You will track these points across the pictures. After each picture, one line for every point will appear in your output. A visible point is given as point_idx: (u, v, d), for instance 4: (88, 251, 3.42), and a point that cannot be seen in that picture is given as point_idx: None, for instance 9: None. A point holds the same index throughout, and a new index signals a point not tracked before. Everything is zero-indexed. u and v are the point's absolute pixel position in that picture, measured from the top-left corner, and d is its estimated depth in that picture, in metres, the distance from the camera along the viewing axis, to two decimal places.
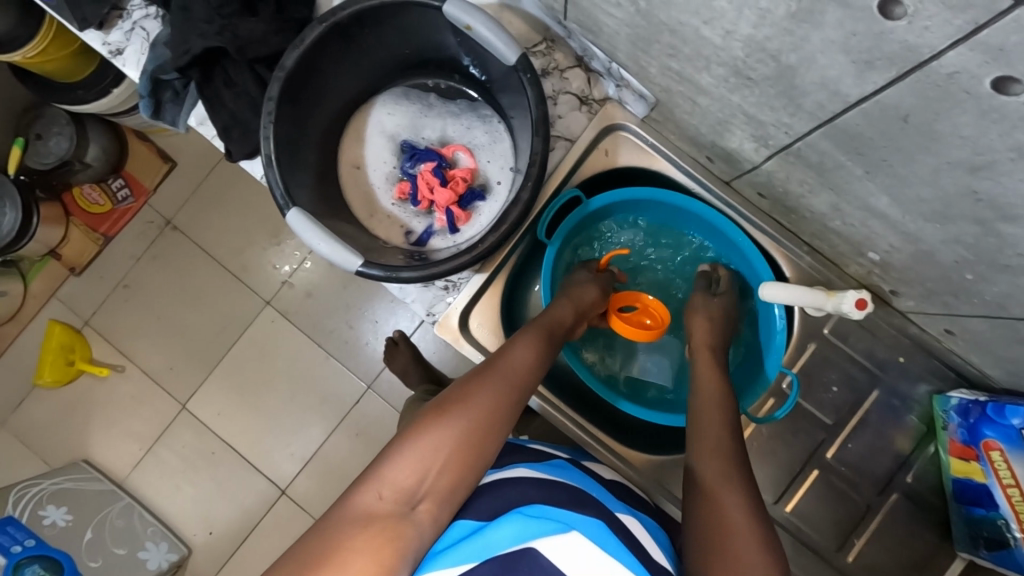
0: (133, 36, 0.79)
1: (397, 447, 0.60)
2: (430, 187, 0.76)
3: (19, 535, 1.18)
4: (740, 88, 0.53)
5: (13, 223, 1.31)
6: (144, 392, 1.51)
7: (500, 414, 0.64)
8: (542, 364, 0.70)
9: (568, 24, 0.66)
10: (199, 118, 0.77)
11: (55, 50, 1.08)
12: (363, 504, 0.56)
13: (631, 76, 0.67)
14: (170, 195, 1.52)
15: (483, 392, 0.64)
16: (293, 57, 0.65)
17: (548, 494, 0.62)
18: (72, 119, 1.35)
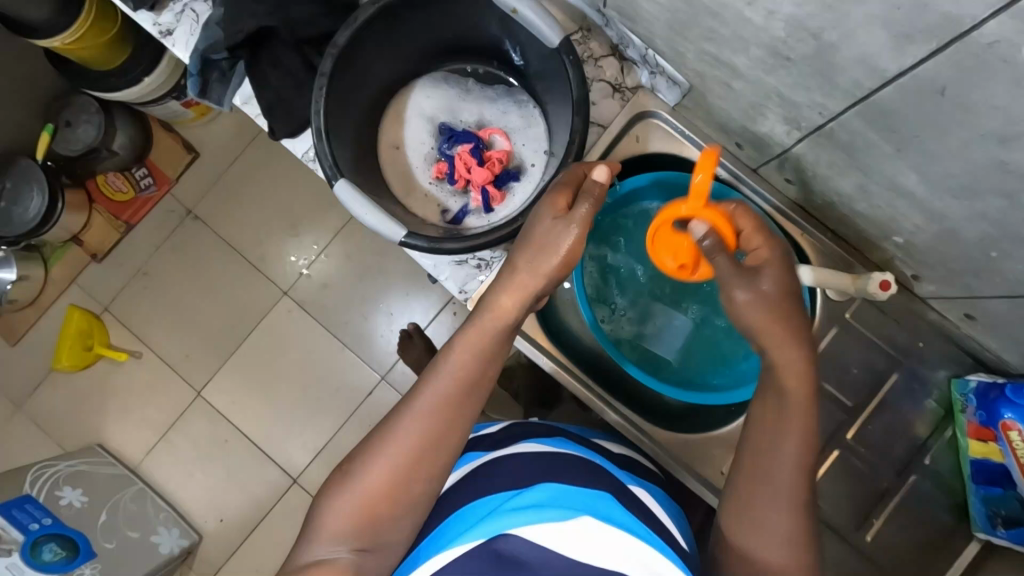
0: (184, 17, 0.81)
1: (328, 497, 0.62)
2: (467, 166, 0.79)
3: (37, 513, 1.18)
4: (777, 69, 0.55)
5: (39, 208, 1.35)
6: (160, 379, 1.52)
7: (423, 444, 0.62)
8: (470, 375, 0.64)
9: (607, 12, 0.69)
10: (244, 98, 0.79)
11: (92, 38, 1.11)
12: (303, 559, 0.59)
13: (667, 63, 0.70)
14: (192, 185, 1.54)
15: (405, 432, 0.62)
16: (345, 36, 0.68)
17: (561, 475, 0.66)
18: (100, 108, 1.38)
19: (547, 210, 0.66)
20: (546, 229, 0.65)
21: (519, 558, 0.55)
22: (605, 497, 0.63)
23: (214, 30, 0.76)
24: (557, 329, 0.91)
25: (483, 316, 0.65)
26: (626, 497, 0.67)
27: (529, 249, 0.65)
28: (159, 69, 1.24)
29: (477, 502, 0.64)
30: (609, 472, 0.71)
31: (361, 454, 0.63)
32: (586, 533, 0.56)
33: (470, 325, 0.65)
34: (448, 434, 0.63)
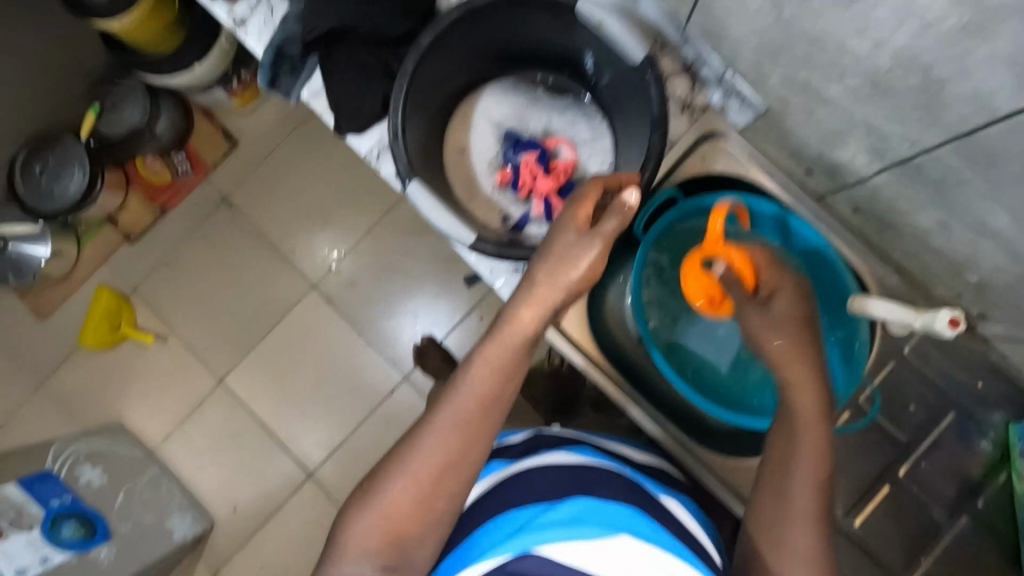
0: (259, 9, 0.80)
1: (355, 513, 0.64)
2: (533, 175, 0.82)
3: (58, 490, 1.18)
4: (872, 99, 0.56)
5: (78, 186, 1.36)
6: (183, 364, 1.52)
7: (445, 461, 0.63)
8: (490, 392, 0.64)
9: (688, 30, 0.70)
10: (314, 91, 0.79)
11: (151, 22, 1.12)
12: (333, 572, 0.62)
13: (743, 83, 0.72)
14: (228, 173, 1.55)
15: (427, 451, 0.63)
16: (428, 37, 0.69)
17: (589, 485, 0.67)
18: (147, 91, 1.38)
19: (568, 227, 0.65)
20: (570, 243, 0.64)
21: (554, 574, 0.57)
22: (634, 510, 0.64)
23: (293, 25, 0.77)
24: (605, 339, 0.88)
25: (503, 332, 0.65)
26: (657, 509, 0.67)
27: (549, 262, 0.64)
28: (211, 57, 1.25)
29: (510, 512, 0.65)
30: (639, 484, 0.71)
31: (384, 470, 0.64)
32: (618, 550, 0.59)
33: (490, 342, 0.65)
34: (470, 451, 0.64)
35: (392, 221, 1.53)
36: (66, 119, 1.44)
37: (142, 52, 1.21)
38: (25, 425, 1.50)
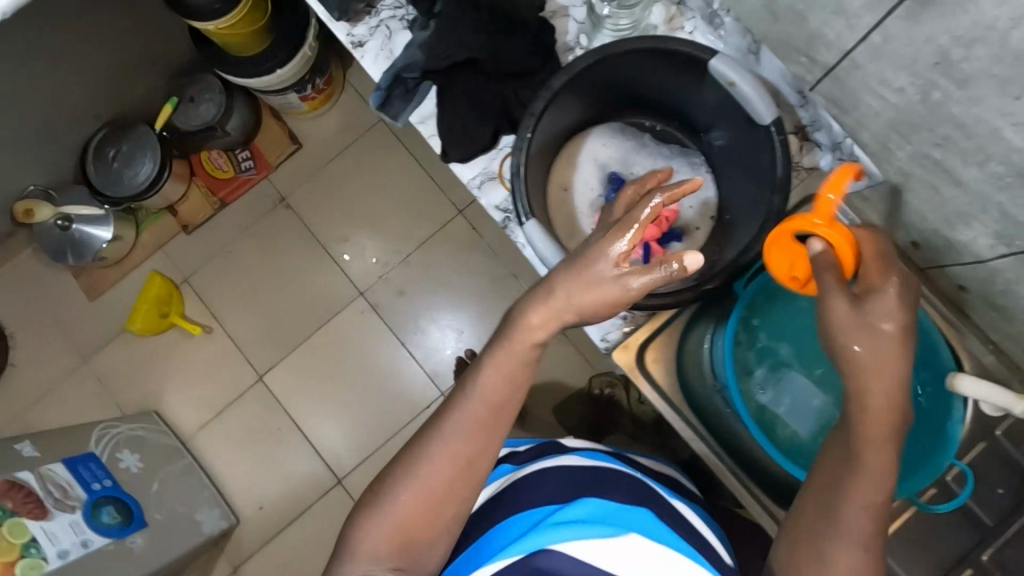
0: (377, 32, 0.82)
1: (365, 517, 0.65)
2: (634, 219, 0.80)
3: (99, 473, 1.19)
4: (1013, 187, 0.56)
5: (148, 174, 1.40)
6: (225, 357, 1.53)
7: (454, 467, 0.64)
8: (498, 398, 0.65)
9: (811, 95, 0.72)
10: (423, 117, 0.82)
11: (244, 25, 1.15)
12: (344, 575, 0.63)
13: (864, 154, 0.71)
14: (290, 174, 1.57)
15: (436, 458, 0.64)
16: (560, 80, 0.71)
17: (602, 488, 0.67)
18: (223, 88, 1.42)
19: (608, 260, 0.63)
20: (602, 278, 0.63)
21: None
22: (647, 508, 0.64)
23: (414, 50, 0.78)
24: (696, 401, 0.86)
25: (513, 337, 0.66)
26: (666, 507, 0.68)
27: (568, 277, 0.65)
28: (291, 64, 1.28)
29: (527, 510, 0.65)
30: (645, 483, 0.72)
31: (391, 479, 0.65)
32: (632, 548, 0.56)
33: (501, 348, 0.66)
34: (479, 456, 0.64)
35: (445, 236, 1.54)
36: (141, 107, 1.47)
37: (232, 53, 1.24)
38: (65, 401, 1.52)
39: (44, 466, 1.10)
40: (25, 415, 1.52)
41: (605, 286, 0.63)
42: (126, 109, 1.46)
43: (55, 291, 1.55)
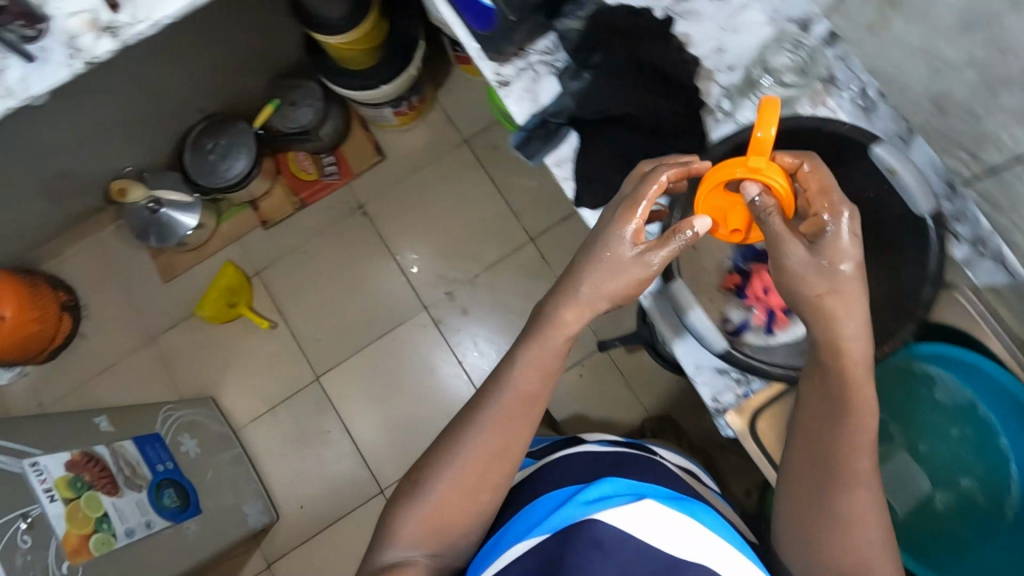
0: (525, 73, 0.75)
1: (402, 509, 0.67)
2: (765, 286, 0.78)
3: (162, 454, 1.21)
4: None
5: (242, 169, 1.45)
6: (286, 353, 1.56)
7: (488, 461, 0.66)
8: (529, 390, 0.67)
9: (963, 188, 0.64)
10: (559, 159, 0.75)
11: (362, 41, 1.20)
12: (380, 563, 0.65)
13: (1012, 253, 0.65)
14: (371, 183, 1.61)
15: (467, 459, 0.66)
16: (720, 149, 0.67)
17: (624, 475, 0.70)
18: (323, 96, 1.47)
19: (625, 243, 0.64)
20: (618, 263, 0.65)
21: (618, 547, 0.55)
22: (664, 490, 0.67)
23: (566, 100, 0.73)
24: None
25: (545, 334, 0.67)
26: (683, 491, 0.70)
27: (597, 271, 0.65)
28: (396, 81, 1.31)
29: (549, 496, 0.67)
30: (658, 467, 0.75)
31: (423, 475, 0.67)
32: (651, 514, 0.57)
33: (533, 343, 0.68)
34: (510, 449, 0.67)
35: (514, 262, 1.55)
36: (241, 103, 1.53)
37: (341, 66, 1.29)
38: (127, 375, 1.57)
39: (118, 442, 1.12)
40: (88, 385, 1.56)
41: (620, 270, 0.64)
42: (228, 104, 1.51)
43: (132, 268, 1.61)
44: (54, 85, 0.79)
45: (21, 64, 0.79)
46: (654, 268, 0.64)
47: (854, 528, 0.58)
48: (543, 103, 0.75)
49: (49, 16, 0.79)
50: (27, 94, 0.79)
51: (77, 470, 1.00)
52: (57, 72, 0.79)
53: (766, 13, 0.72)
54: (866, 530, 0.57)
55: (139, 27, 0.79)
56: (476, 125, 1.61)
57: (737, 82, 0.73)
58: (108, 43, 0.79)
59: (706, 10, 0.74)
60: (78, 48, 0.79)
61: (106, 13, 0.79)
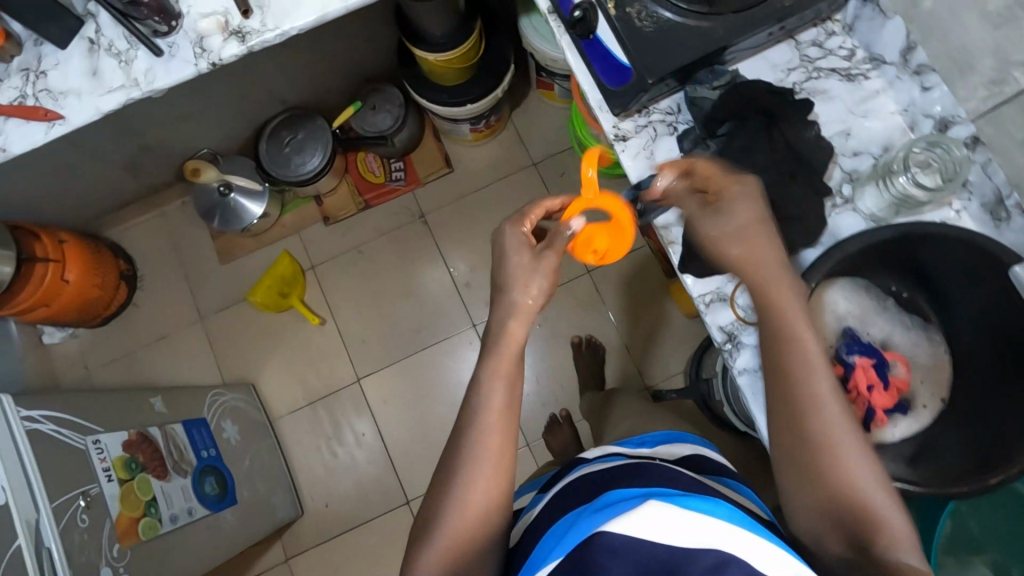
0: (644, 131, 0.74)
1: (418, 554, 0.66)
2: (869, 384, 0.66)
3: (206, 440, 1.22)
4: None
5: (316, 165, 1.46)
6: (331, 351, 1.57)
7: (483, 478, 0.67)
8: (497, 393, 0.69)
9: None
10: (666, 222, 0.75)
11: (458, 61, 1.21)
12: None
13: None
14: (436, 194, 1.61)
15: (462, 494, 0.66)
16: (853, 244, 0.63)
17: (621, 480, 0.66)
18: (404, 104, 1.48)
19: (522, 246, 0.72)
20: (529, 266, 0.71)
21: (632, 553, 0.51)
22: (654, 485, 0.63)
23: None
24: None
25: (500, 348, 0.70)
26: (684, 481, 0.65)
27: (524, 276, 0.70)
28: (481, 102, 1.31)
29: (559, 527, 0.62)
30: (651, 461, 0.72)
31: (427, 527, 0.67)
32: (656, 514, 0.52)
33: (491, 362, 0.70)
34: (495, 456, 0.68)
35: (569, 291, 1.53)
36: (322, 100, 1.54)
37: (438, 82, 1.29)
38: (174, 351, 1.59)
39: (170, 424, 1.14)
40: (136, 354, 1.59)
41: (531, 275, 0.70)
42: (309, 99, 1.53)
43: (192, 246, 1.63)
44: (176, 81, 0.81)
45: (148, 56, 0.81)
46: (555, 257, 0.71)
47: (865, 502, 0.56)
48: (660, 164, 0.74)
49: (181, 13, 0.81)
50: (150, 86, 0.80)
51: (133, 451, 1.01)
52: (181, 68, 0.80)
53: (900, 101, 0.71)
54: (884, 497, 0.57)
55: (267, 35, 0.80)
56: (548, 150, 1.60)
57: (861, 168, 0.72)
58: (235, 47, 0.80)
59: (837, 90, 0.74)
60: (205, 48, 0.80)
61: (237, 17, 0.80)
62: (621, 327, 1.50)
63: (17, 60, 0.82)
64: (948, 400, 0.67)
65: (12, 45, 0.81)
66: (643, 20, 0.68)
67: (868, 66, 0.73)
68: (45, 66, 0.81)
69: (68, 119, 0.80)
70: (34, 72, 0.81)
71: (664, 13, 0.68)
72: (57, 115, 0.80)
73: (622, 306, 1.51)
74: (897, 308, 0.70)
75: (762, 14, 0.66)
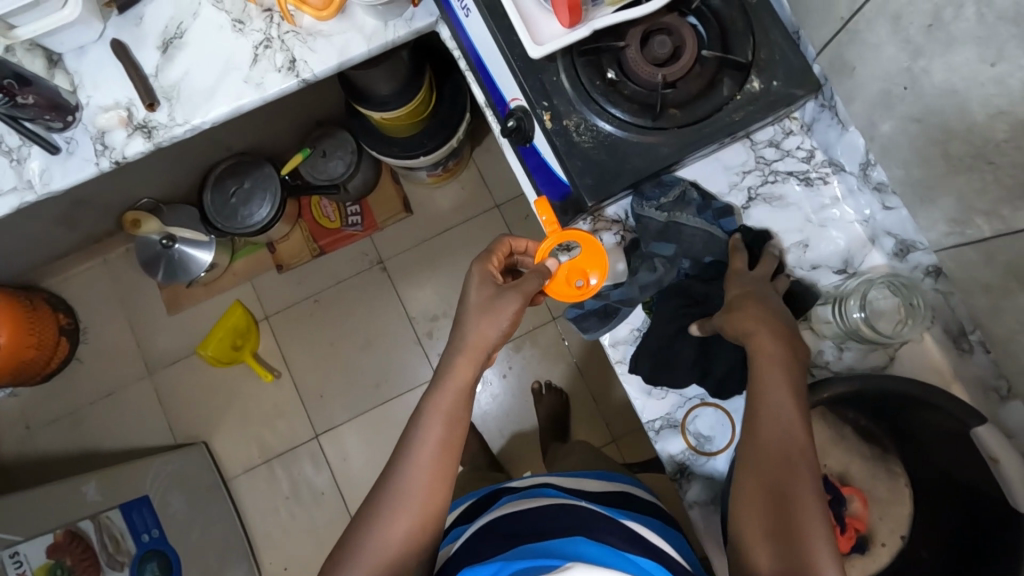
0: None
1: None
2: None
3: (149, 521, 1.14)
4: None
5: (264, 216, 1.37)
6: (288, 406, 1.51)
7: (411, 513, 0.60)
8: (443, 423, 0.63)
9: None
10: (615, 341, 0.69)
11: (407, 117, 1.13)
12: None
13: None
14: (394, 238, 1.54)
15: (382, 533, 0.59)
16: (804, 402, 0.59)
17: (546, 524, 0.61)
18: (357, 149, 1.40)
19: (485, 284, 0.65)
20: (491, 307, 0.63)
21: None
22: (579, 535, 0.58)
23: (634, 289, 0.68)
24: None
25: (444, 382, 0.64)
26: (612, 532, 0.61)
27: (477, 306, 0.64)
28: (435, 153, 1.24)
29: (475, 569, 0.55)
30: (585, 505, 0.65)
31: (335, 568, 0.59)
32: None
33: (434, 397, 0.64)
34: (421, 488, 0.61)
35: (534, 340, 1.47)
36: (269, 144, 1.45)
37: (393, 135, 1.21)
38: (122, 408, 1.51)
39: (105, 512, 1.07)
40: (81, 414, 1.51)
41: (489, 311, 0.63)
42: (255, 144, 1.44)
43: (139, 296, 1.55)
44: (75, 181, 0.73)
45: (43, 153, 0.73)
46: (520, 300, 0.64)
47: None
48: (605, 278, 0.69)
49: (79, 105, 0.73)
50: (45, 188, 0.73)
51: (58, 555, 0.96)
52: (80, 168, 0.73)
53: (860, 211, 0.66)
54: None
55: (176, 130, 0.73)
56: (511, 192, 1.53)
57: (819, 284, 0.67)
58: (140, 144, 0.73)
59: (795, 196, 0.68)
60: (106, 144, 0.73)
61: (142, 110, 0.73)
62: (587, 380, 1.43)
63: None
64: (908, 540, 0.63)
65: None
66: (582, 134, 0.62)
67: (827, 170, 0.68)
68: None
69: None
70: None
71: (603, 126, 0.62)
72: None
73: (588, 358, 1.44)
74: (856, 438, 0.66)
75: (709, 129, 0.61)
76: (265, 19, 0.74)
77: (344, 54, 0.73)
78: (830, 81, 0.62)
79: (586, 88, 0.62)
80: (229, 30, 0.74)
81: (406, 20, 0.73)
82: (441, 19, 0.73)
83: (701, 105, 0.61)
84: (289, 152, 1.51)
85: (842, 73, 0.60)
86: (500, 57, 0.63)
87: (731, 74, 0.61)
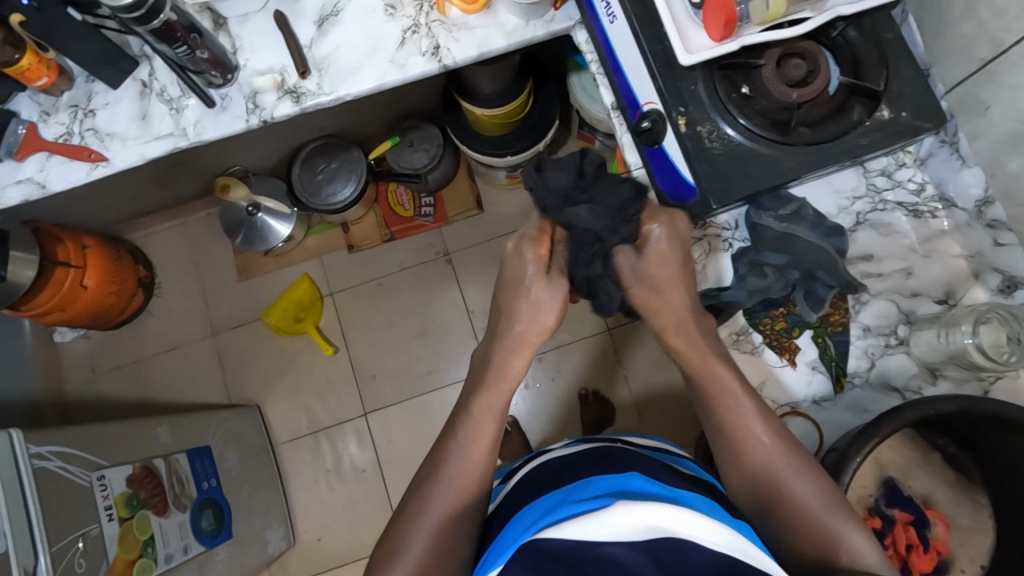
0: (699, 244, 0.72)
1: (396, 536, 0.67)
2: (907, 543, 0.64)
3: (208, 471, 1.19)
4: None
5: (347, 196, 1.44)
6: (341, 382, 1.55)
7: (473, 474, 0.70)
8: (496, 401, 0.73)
9: None
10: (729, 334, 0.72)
11: (502, 117, 1.18)
12: None
13: None
14: (462, 235, 1.59)
15: (448, 480, 0.69)
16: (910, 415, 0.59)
17: (599, 467, 0.65)
18: (443, 144, 1.46)
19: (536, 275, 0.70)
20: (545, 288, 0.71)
21: (567, 558, 0.50)
22: (632, 473, 0.60)
23: (740, 293, 0.70)
24: None
25: (506, 376, 0.73)
26: (670, 476, 0.64)
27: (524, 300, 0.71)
28: (523, 155, 1.28)
29: (529, 512, 0.60)
30: (630, 450, 0.70)
31: (411, 506, 0.68)
32: (625, 519, 0.51)
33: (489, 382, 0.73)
34: (480, 450, 0.70)
35: None
36: (358, 129, 1.52)
37: (486, 133, 1.26)
38: (183, 363, 1.57)
39: (175, 455, 1.12)
40: (143, 364, 1.58)
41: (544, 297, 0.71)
42: (346, 128, 1.51)
43: (213, 258, 1.61)
44: (225, 134, 0.79)
45: (199, 105, 0.79)
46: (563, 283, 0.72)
47: (805, 520, 0.60)
48: (710, 279, 0.73)
49: (238, 66, 0.80)
50: (198, 137, 0.79)
51: (135, 486, 0.99)
52: (231, 123, 0.79)
53: (967, 246, 0.69)
54: (842, 522, 0.59)
55: (322, 98, 0.79)
56: None
57: (919, 311, 0.69)
58: (289, 106, 0.79)
59: (902, 226, 0.71)
60: (258, 104, 0.79)
61: (294, 76, 0.79)
62: (637, 393, 1.40)
63: (67, 94, 0.80)
64: (986, 568, 0.65)
65: (64, 81, 0.79)
66: (713, 140, 0.66)
67: (937, 205, 0.71)
68: (94, 105, 0.80)
69: (112, 162, 0.79)
70: (82, 110, 0.80)
71: (733, 134, 0.66)
72: (101, 157, 0.79)
73: (640, 371, 1.41)
74: (943, 464, 0.68)
75: (836, 150, 0.65)
76: (416, 7, 0.79)
77: (484, 46, 0.79)
78: (956, 117, 0.67)
79: (722, 99, 0.66)
80: (381, 14, 0.80)
81: (546, 21, 0.78)
82: (578, 23, 0.78)
83: (830, 127, 0.65)
84: (375, 140, 1.58)
85: (971, 111, 0.65)
86: (640, 63, 0.68)
87: (862, 102, 0.65)
